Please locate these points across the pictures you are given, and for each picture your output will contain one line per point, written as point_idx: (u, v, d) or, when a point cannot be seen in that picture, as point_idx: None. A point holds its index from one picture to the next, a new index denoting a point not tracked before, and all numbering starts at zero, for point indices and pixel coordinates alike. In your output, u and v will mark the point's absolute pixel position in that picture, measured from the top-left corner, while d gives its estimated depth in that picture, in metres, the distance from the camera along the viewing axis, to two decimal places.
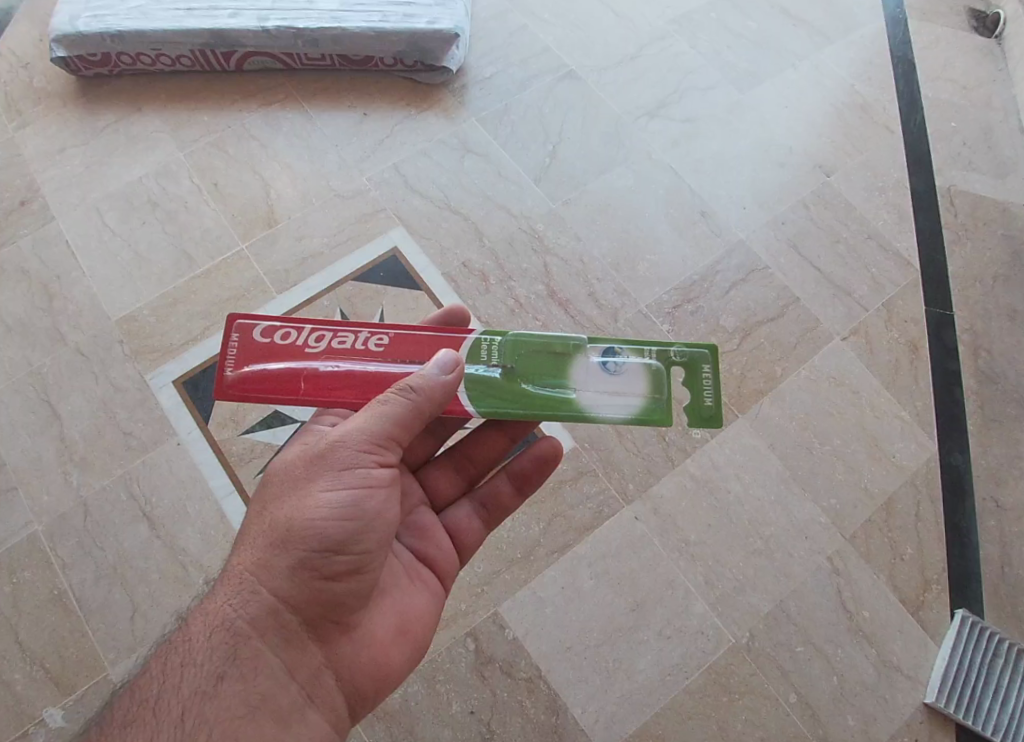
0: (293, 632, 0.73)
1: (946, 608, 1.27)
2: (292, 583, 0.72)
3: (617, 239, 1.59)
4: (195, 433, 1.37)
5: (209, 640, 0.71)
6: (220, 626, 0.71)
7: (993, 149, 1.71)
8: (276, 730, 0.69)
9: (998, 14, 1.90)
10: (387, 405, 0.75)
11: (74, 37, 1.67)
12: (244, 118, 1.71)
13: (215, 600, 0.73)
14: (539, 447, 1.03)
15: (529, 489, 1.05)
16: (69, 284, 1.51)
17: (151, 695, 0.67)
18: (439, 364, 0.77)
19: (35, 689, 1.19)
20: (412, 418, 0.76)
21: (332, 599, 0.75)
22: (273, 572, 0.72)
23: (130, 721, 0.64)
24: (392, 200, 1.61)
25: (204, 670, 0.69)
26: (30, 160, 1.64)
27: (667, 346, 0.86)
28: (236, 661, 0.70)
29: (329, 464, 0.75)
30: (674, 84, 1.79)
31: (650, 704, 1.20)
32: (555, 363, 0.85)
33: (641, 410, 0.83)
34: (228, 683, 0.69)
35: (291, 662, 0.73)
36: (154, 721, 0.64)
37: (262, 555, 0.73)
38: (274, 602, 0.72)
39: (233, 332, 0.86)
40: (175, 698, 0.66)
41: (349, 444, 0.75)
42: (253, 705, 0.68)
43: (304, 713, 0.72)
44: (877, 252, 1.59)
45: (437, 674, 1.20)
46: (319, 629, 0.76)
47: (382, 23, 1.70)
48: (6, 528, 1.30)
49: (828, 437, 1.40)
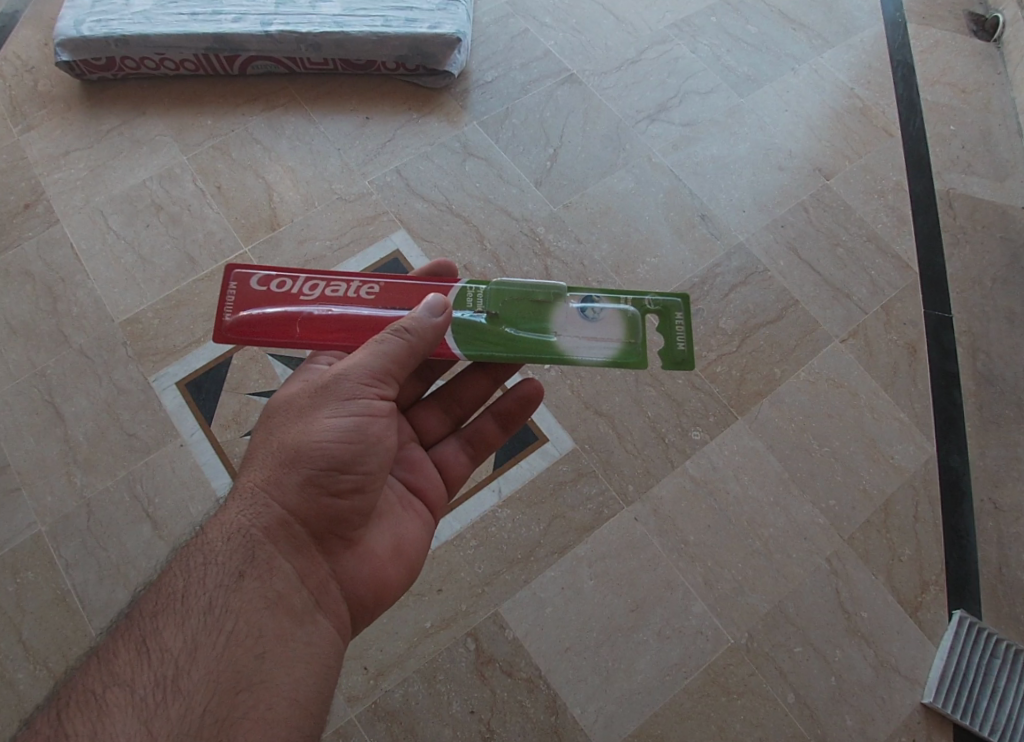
0: (303, 542, 0.75)
1: (943, 609, 1.28)
2: (301, 497, 0.75)
3: (617, 242, 1.60)
4: (198, 434, 1.39)
5: (227, 543, 0.72)
6: (236, 532, 0.73)
7: (992, 152, 1.72)
8: (294, 624, 0.71)
9: (997, 18, 1.91)
10: (386, 344, 0.76)
11: (78, 41, 1.69)
12: (248, 121, 1.73)
13: (228, 511, 0.75)
14: (522, 388, 1.04)
15: (514, 427, 1.06)
16: (74, 287, 1.52)
17: (177, 587, 0.69)
18: (428, 308, 0.79)
19: (39, 688, 1.21)
20: (408, 357, 0.78)
21: (337, 515, 0.77)
22: (284, 484, 0.75)
23: (159, 609, 0.67)
24: (394, 203, 1.63)
25: (225, 568, 0.71)
26: (34, 164, 1.66)
27: (642, 294, 0.88)
28: (254, 562, 0.72)
29: (334, 390, 0.76)
30: (674, 87, 1.80)
31: (649, 704, 1.20)
32: (536, 308, 0.87)
33: (618, 353, 0.85)
34: (248, 581, 0.70)
35: (304, 569, 0.75)
36: (182, 608, 0.67)
37: (272, 469, 0.75)
38: (285, 514, 0.75)
39: (232, 282, 0.88)
40: (201, 590, 0.69)
41: (351, 375, 0.76)
42: (271, 601, 0.70)
43: (316, 615, 0.73)
44: (876, 254, 1.60)
45: (437, 673, 1.22)
46: (325, 542, 0.78)
47: (384, 27, 1.71)
48: (10, 528, 1.31)
49: (827, 438, 1.41)
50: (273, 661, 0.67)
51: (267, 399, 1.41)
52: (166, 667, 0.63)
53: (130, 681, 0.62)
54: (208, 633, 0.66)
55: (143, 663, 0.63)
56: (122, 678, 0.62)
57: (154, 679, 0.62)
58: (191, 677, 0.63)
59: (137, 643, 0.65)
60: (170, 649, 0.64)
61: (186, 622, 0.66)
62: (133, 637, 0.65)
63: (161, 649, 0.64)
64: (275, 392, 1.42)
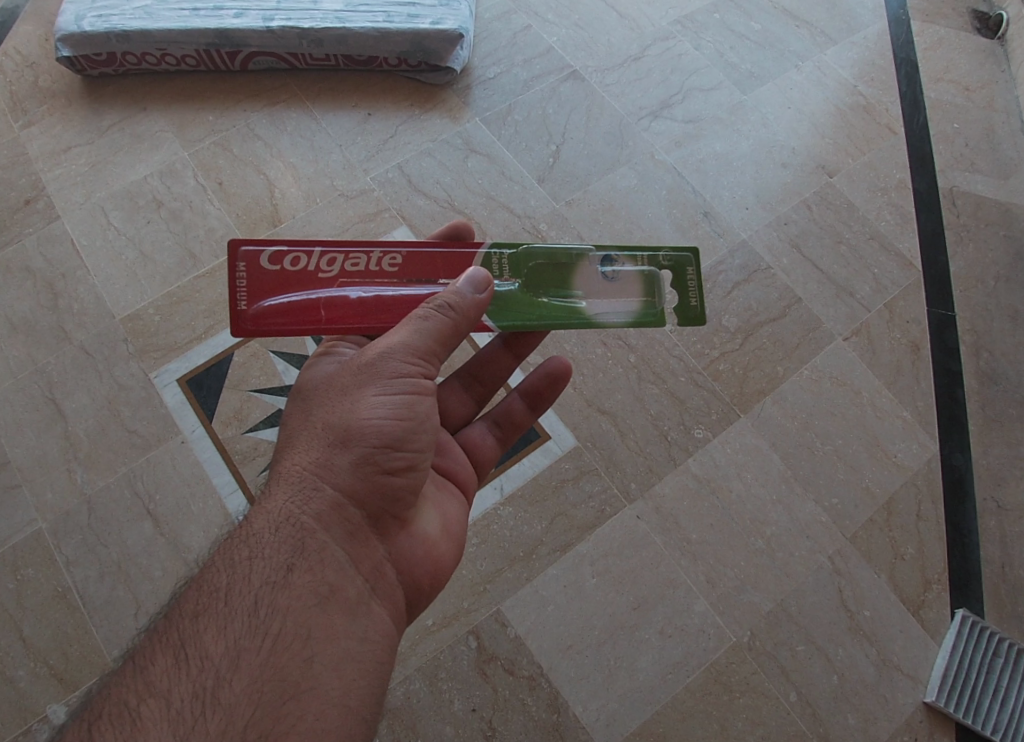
0: (357, 527, 0.72)
1: (946, 608, 1.27)
2: (352, 482, 0.72)
3: (619, 240, 1.59)
4: (200, 430, 1.38)
5: (275, 535, 0.69)
6: (285, 522, 0.69)
7: (995, 150, 1.72)
8: (345, 620, 0.67)
9: (1001, 15, 1.90)
10: (428, 320, 0.73)
11: (79, 36, 1.68)
12: (249, 117, 1.72)
13: (274, 498, 0.71)
14: (550, 367, 1.04)
15: (543, 405, 1.07)
16: (75, 283, 1.52)
17: (219, 585, 0.65)
18: (470, 281, 0.76)
19: (40, 685, 1.20)
20: (450, 335, 0.75)
21: (392, 494, 0.75)
22: (336, 467, 0.72)
23: (200, 611, 0.63)
24: (396, 200, 1.62)
25: (272, 561, 0.67)
26: (35, 160, 1.65)
27: (656, 251, 0.87)
28: (304, 554, 0.68)
29: (380, 369, 0.73)
30: (677, 84, 1.79)
31: (650, 703, 1.20)
32: (568, 265, 0.85)
33: (638, 313, 0.84)
34: (297, 575, 0.67)
35: (356, 556, 0.72)
36: (225, 610, 0.63)
37: (322, 452, 0.72)
38: (337, 498, 0.71)
39: (238, 262, 0.77)
40: (246, 589, 0.65)
41: (395, 352, 0.73)
42: (323, 596, 0.67)
43: (370, 606, 0.71)
44: (879, 252, 1.59)
45: (439, 671, 1.21)
46: (379, 523, 0.75)
47: (386, 23, 1.71)
48: (11, 525, 1.31)
49: (829, 437, 1.41)
50: (324, 663, 0.63)
51: (269, 397, 1.41)
52: (205, 677, 0.59)
53: (167, 692, 0.58)
54: (252, 637, 0.62)
55: (181, 673, 0.59)
56: (158, 688, 0.58)
57: (192, 690, 0.58)
58: (232, 688, 0.59)
59: (175, 649, 0.61)
60: (211, 656, 0.60)
61: (229, 625, 0.62)
62: (170, 642, 0.61)
63: (201, 656, 0.60)
64: (276, 389, 1.41)
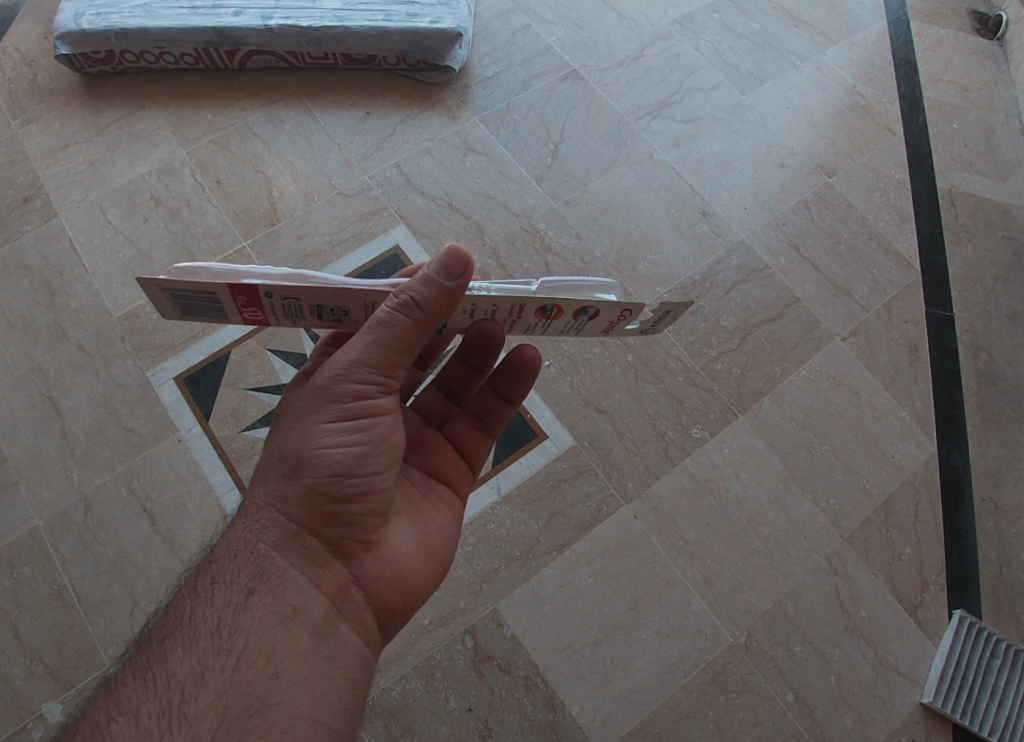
0: (316, 552, 0.72)
1: (944, 608, 1.27)
2: (305, 506, 0.71)
3: (618, 239, 1.59)
4: (196, 429, 1.38)
5: (235, 561, 0.70)
6: (243, 549, 0.70)
7: (995, 151, 1.72)
8: (311, 638, 0.67)
9: (1000, 16, 1.90)
10: (378, 328, 0.68)
11: (77, 34, 1.68)
12: (248, 116, 1.72)
13: (235, 528, 0.72)
14: (514, 357, 0.93)
15: (519, 396, 0.98)
16: (73, 280, 1.52)
17: (185, 609, 0.66)
18: (440, 266, 0.67)
19: (35, 683, 1.20)
20: (406, 341, 0.69)
21: (352, 519, 0.73)
22: (290, 497, 0.71)
23: (166, 633, 0.65)
24: (394, 199, 1.62)
25: (232, 587, 0.68)
26: (33, 158, 1.65)
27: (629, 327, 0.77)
28: (263, 579, 0.69)
29: (332, 390, 0.71)
30: (676, 84, 1.79)
31: (647, 703, 1.20)
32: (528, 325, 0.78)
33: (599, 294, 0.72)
34: (257, 599, 0.67)
35: (319, 579, 0.71)
36: (190, 631, 0.64)
37: (278, 481, 0.72)
38: (293, 527, 0.71)
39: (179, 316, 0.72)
40: (210, 610, 0.66)
41: (344, 374, 0.70)
42: (284, 617, 0.67)
43: (338, 627, 0.70)
44: (877, 252, 1.59)
45: (435, 670, 1.21)
46: (343, 547, 0.74)
47: (385, 22, 1.71)
48: (6, 522, 1.31)
49: (827, 438, 1.40)
50: (290, 681, 0.63)
51: (266, 394, 1.41)
52: (172, 694, 0.60)
53: (135, 711, 0.59)
54: (217, 655, 0.63)
55: (148, 691, 0.60)
56: (127, 709, 0.59)
57: (160, 707, 0.59)
58: (197, 704, 0.60)
59: (144, 669, 0.62)
60: (177, 674, 0.61)
61: (194, 644, 0.63)
62: (139, 663, 0.63)
63: (168, 675, 0.61)
64: (274, 387, 1.41)
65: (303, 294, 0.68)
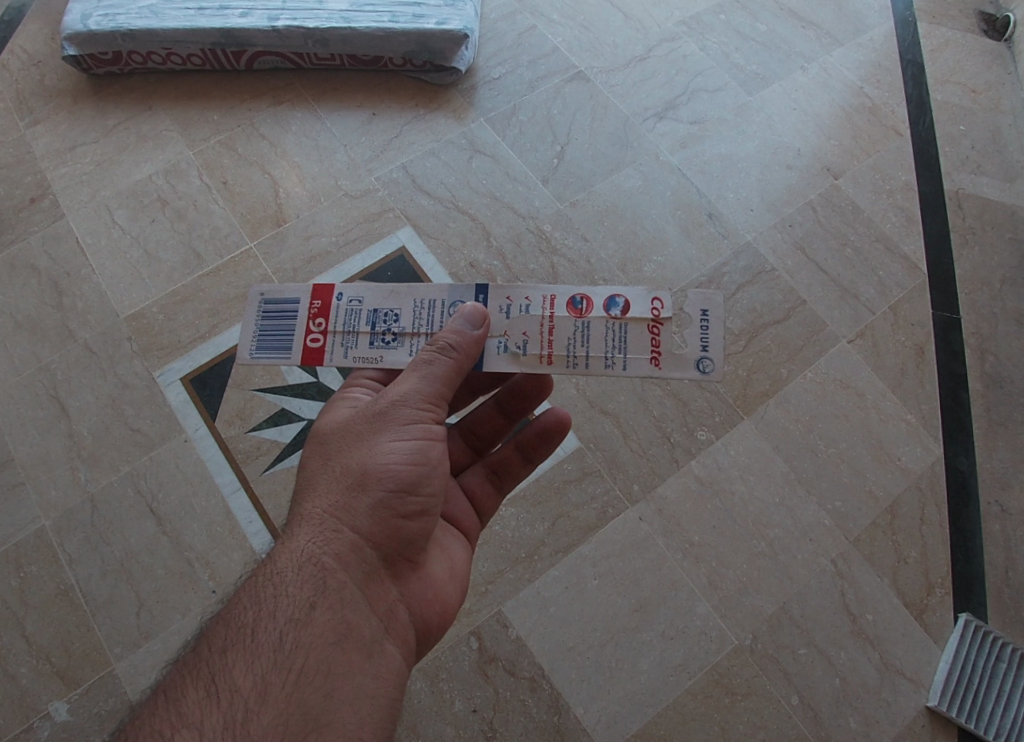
0: (373, 568, 0.70)
1: (949, 612, 1.27)
2: (369, 518, 0.70)
3: (624, 241, 1.59)
4: (203, 430, 1.38)
5: (298, 574, 0.67)
6: (306, 561, 0.67)
7: (1002, 153, 1.71)
8: (363, 657, 0.65)
9: (1008, 17, 1.89)
10: (435, 364, 0.72)
11: (85, 35, 1.68)
12: (255, 117, 1.72)
13: (294, 538, 0.69)
14: (546, 418, 0.95)
15: (538, 457, 0.98)
16: (79, 281, 1.52)
17: (246, 621, 0.64)
18: (467, 317, 0.74)
19: (42, 682, 1.20)
20: (456, 376, 0.73)
21: (406, 537, 0.72)
22: (353, 508, 0.70)
23: (229, 645, 0.63)
24: (400, 199, 1.62)
25: (294, 599, 0.65)
26: (40, 158, 1.65)
27: (671, 354, 0.76)
28: (325, 592, 0.66)
29: (392, 413, 0.72)
30: (683, 86, 1.79)
31: (651, 705, 1.20)
32: (568, 333, 0.77)
33: (637, 295, 0.77)
34: (319, 614, 0.65)
35: (373, 595, 0.69)
36: (252, 645, 0.63)
37: (341, 492, 0.70)
38: (355, 538, 0.69)
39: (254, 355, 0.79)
40: (271, 624, 0.64)
41: (409, 399, 0.72)
42: (341, 634, 0.65)
43: (384, 645, 0.68)
44: (884, 254, 1.58)
45: (440, 671, 1.21)
46: (394, 564, 0.73)
47: (391, 23, 1.71)
48: (14, 522, 1.31)
49: (833, 440, 1.40)
50: (345, 701, 0.62)
51: (272, 396, 1.41)
52: (235, 710, 0.59)
53: (199, 724, 0.58)
54: (278, 672, 0.61)
55: (212, 704, 0.59)
56: (190, 721, 0.58)
57: (223, 722, 0.58)
58: (259, 720, 0.58)
59: (207, 682, 0.61)
60: (240, 689, 0.60)
61: (257, 659, 0.62)
62: (202, 675, 0.61)
63: (231, 689, 0.60)
64: (279, 389, 1.41)
65: (365, 292, 0.78)
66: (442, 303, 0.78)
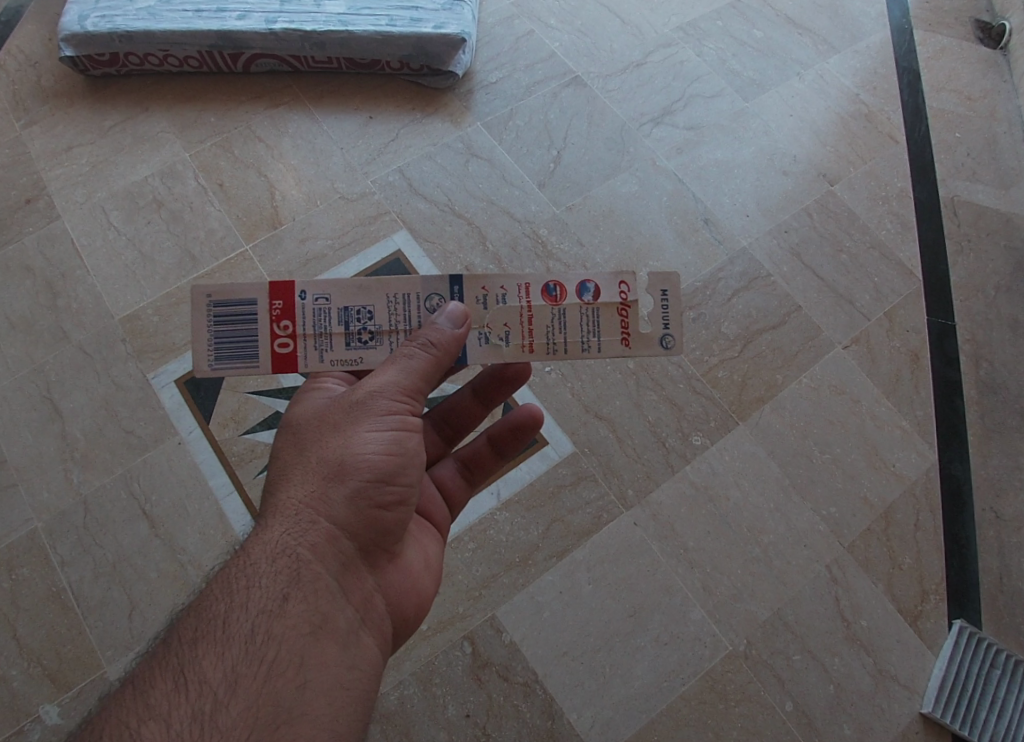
0: (348, 558, 0.70)
1: (943, 619, 1.27)
2: (346, 510, 0.69)
3: (620, 246, 1.59)
4: (196, 432, 1.38)
5: (272, 565, 0.66)
6: (281, 553, 0.66)
7: (997, 160, 1.71)
8: (337, 648, 0.65)
9: (1003, 25, 1.90)
10: (414, 359, 0.71)
11: (82, 36, 1.68)
12: (252, 119, 1.72)
13: (268, 528, 0.68)
14: (520, 414, 0.97)
15: (509, 452, 1.00)
16: (74, 282, 1.52)
17: (217, 612, 0.63)
18: (449, 316, 0.73)
19: (33, 685, 1.20)
20: (434, 370, 0.73)
21: (382, 527, 0.72)
22: (330, 499, 0.69)
23: (199, 636, 0.61)
24: (397, 202, 1.62)
25: (267, 591, 0.64)
26: (36, 159, 1.65)
27: (640, 334, 0.77)
28: (299, 583, 0.65)
29: (369, 406, 0.72)
30: (679, 91, 1.79)
31: (645, 710, 1.20)
32: (546, 322, 0.76)
33: (604, 278, 0.77)
34: (292, 605, 0.64)
35: (349, 585, 0.69)
36: (224, 636, 0.61)
37: (317, 484, 0.70)
38: (331, 529, 0.69)
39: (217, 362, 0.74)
40: (243, 616, 0.63)
41: (386, 392, 0.71)
42: (315, 626, 0.65)
43: (360, 634, 0.68)
44: (879, 261, 1.59)
45: (433, 676, 1.21)
46: (369, 554, 0.73)
47: (389, 27, 1.71)
48: (5, 524, 1.31)
49: (828, 446, 1.40)
50: (318, 692, 0.61)
51: (266, 398, 1.40)
52: (203, 702, 0.57)
53: (166, 715, 0.56)
54: (250, 663, 0.60)
55: (181, 696, 0.57)
56: (157, 712, 0.56)
57: (191, 713, 0.57)
58: (229, 712, 0.57)
59: (175, 674, 0.59)
60: (210, 681, 0.59)
61: (228, 651, 0.60)
62: (170, 666, 0.60)
63: (200, 680, 0.59)
64: (273, 392, 1.41)
65: (334, 289, 0.75)
66: (417, 298, 0.76)
